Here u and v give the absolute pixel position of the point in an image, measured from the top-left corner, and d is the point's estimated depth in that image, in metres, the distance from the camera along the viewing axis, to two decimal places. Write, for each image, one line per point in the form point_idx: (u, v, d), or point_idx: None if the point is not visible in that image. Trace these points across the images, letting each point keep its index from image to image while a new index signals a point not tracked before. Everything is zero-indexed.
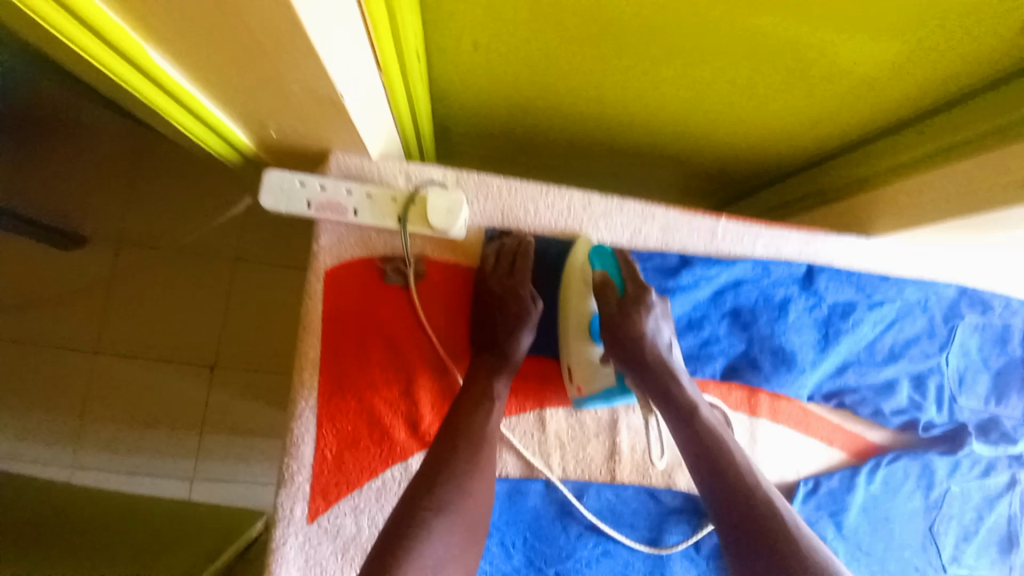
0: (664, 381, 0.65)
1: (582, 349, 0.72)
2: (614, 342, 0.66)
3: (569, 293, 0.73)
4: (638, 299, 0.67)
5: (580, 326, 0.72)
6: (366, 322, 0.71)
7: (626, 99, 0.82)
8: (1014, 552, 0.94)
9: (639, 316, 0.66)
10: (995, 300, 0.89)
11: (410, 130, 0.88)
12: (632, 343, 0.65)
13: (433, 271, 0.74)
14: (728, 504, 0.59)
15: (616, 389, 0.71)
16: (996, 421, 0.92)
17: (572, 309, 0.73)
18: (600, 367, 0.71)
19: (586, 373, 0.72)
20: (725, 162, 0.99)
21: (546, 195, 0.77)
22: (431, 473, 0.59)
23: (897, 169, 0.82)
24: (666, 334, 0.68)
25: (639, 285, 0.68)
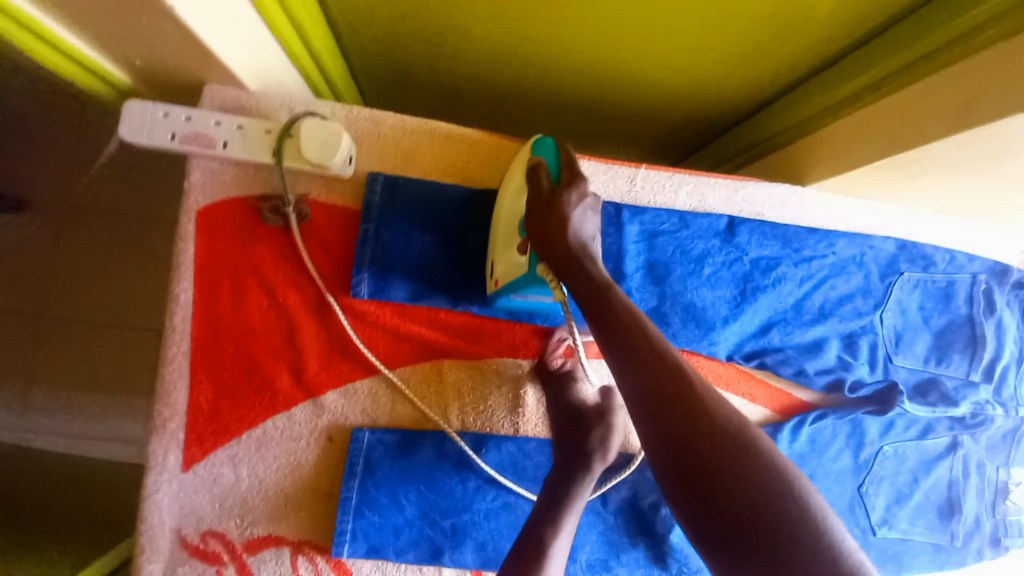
0: (580, 266, 0.50)
1: (506, 244, 0.64)
2: (534, 227, 0.54)
3: (507, 186, 0.65)
4: (571, 184, 0.54)
5: (509, 223, 0.63)
6: (244, 267, 0.66)
7: (538, 35, 0.75)
8: (956, 519, 0.87)
9: (566, 198, 0.53)
10: (936, 255, 0.84)
11: (315, 74, 0.80)
12: (551, 226, 0.52)
13: (319, 215, 0.68)
14: (687, 479, 0.39)
15: (523, 276, 0.59)
16: (936, 381, 0.86)
17: (506, 206, 0.64)
18: (516, 260, 0.61)
19: (505, 265, 0.63)
20: (665, 113, 0.91)
21: (445, 139, 0.72)
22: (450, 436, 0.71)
23: (831, 108, 0.76)
24: (589, 231, 0.54)
25: (577, 172, 0.55)
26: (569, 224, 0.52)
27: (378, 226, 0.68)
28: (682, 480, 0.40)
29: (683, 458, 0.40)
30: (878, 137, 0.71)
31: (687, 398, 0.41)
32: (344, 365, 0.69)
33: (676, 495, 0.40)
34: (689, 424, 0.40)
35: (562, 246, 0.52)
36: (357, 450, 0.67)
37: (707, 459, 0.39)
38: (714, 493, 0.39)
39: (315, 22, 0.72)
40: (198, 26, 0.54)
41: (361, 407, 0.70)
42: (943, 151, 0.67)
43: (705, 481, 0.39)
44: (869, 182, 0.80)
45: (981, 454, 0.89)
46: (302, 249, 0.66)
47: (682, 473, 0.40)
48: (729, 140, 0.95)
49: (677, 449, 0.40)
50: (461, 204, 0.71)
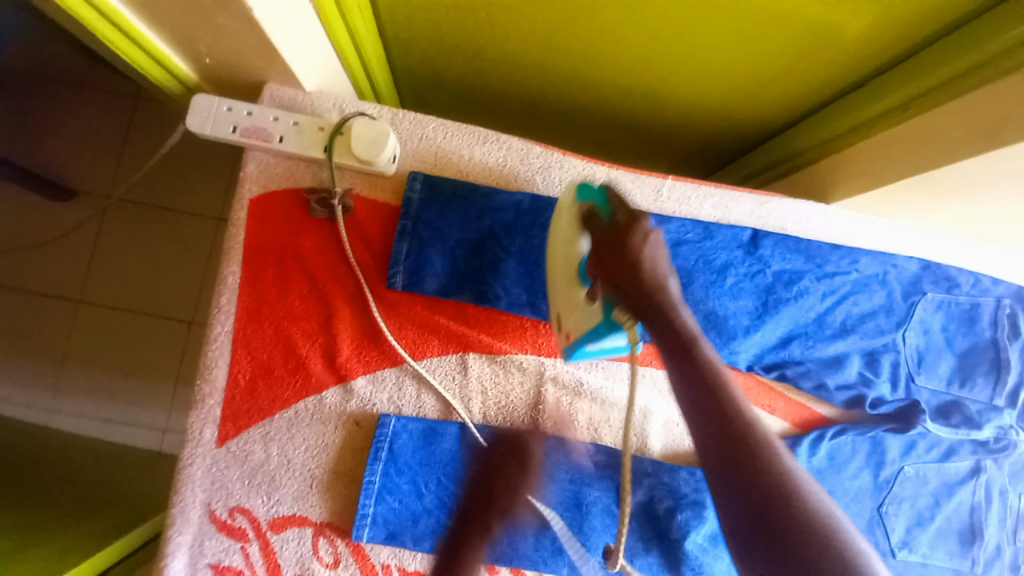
0: (659, 307, 0.59)
1: (570, 294, 0.62)
2: (610, 267, 0.59)
3: (558, 236, 0.66)
4: (632, 225, 0.60)
5: (568, 268, 0.63)
6: (288, 254, 0.70)
7: (575, 49, 0.80)
8: (978, 546, 0.85)
9: (634, 240, 0.60)
10: (961, 277, 0.84)
11: (362, 76, 0.86)
12: (627, 266, 0.59)
13: (361, 210, 0.72)
14: (728, 472, 0.55)
15: (602, 324, 0.57)
16: (958, 403, 0.85)
17: (561, 255, 0.64)
18: (587, 305, 0.59)
19: (575, 316, 0.60)
20: (692, 127, 0.94)
21: (483, 142, 0.77)
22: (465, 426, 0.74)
23: (861, 127, 0.78)
24: (663, 266, 0.62)
25: (631, 212, 0.62)
26: (644, 262, 0.60)
27: (416, 221, 0.72)
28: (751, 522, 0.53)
29: (752, 502, 0.53)
30: (905, 154, 0.73)
31: (750, 450, 0.56)
32: (375, 354, 0.71)
33: (723, 485, 0.55)
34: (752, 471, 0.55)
35: (640, 286, 0.59)
36: (382, 436, 0.69)
37: (774, 506, 0.53)
38: (778, 533, 0.52)
39: (366, 27, 0.78)
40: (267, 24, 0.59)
41: (389, 395, 0.71)
42: (971, 170, 0.68)
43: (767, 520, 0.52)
44: (891, 201, 0.82)
45: (1005, 481, 0.88)
46: (344, 240, 0.70)
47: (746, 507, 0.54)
48: (757, 155, 0.97)
49: (747, 495, 0.54)
50: (494, 204, 0.75)
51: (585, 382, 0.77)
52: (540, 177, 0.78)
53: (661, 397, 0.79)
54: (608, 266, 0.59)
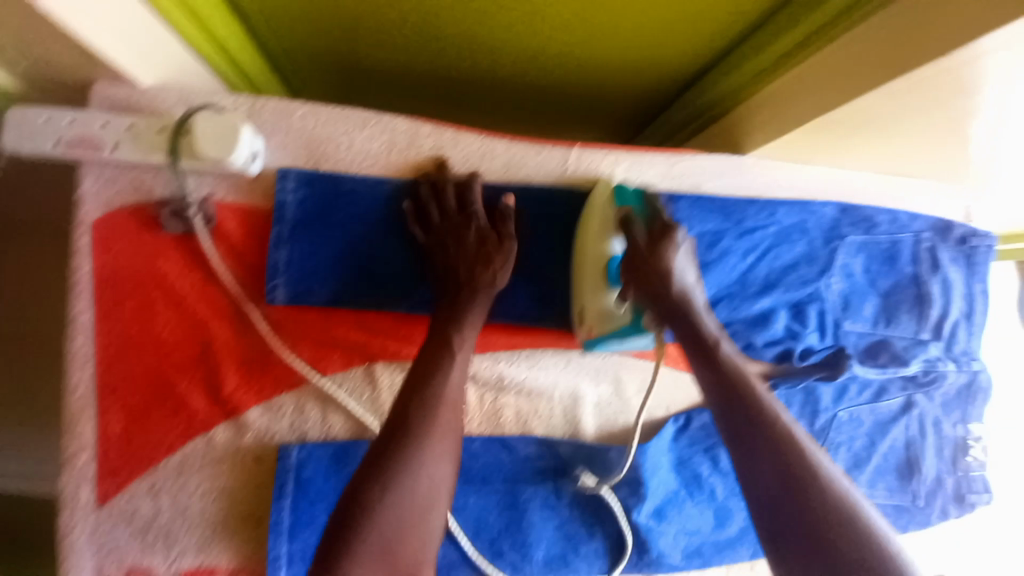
0: (688, 318, 0.60)
1: (598, 294, 0.65)
2: (640, 280, 0.59)
3: (588, 233, 0.67)
4: (665, 235, 0.59)
5: (595, 269, 0.65)
6: (146, 284, 0.61)
7: (459, 15, 0.73)
8: (914, 479, 0.87)
9: (666, 250, 0.59)
10: (878, 216, 0.84)
11: (219, 59, 0.73)
12: (657, 276, 0.59)
13: (228, 219, 0.62)
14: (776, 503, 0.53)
15: (630, 327, 0.63)
16: (886, 343, 0.86)
17: (587, 254, 0.67)
18: (615, 309, 0.64)
19: (602, 317, 0.65)
20: (608, 84, 0.88)
21: (362, 128, 0.66)
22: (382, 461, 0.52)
23: (764, 72, 0.75)
24: (689, 276, 0.61)
25: (666, 221, 0.60)
26: (670, 274, 0.59)
27: (293, 228, 0.63)
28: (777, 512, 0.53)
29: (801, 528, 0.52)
30: (807, 95, 0.71)
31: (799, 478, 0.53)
32: (263, 381, 0.63)
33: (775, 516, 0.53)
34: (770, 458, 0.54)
35: (666, 293, 0.59)
36: (285, 469, 0.62)
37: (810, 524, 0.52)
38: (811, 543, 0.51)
39: (214, 8, 0.67)
40: (67, 18, 0.50)
41: (289, 422, 0.64)
42: (870, 104, 0.67)
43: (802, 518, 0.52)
44: (804, 144, 0.80)
45: (937, 412, 0.89)
46: (212, 257, 0.60)
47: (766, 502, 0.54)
48: (673, 113, 0.93)
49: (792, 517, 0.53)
50: (384, 200, 0.66)
51: (508, 374, 0.72)
52: (433, 159, 0.69)
53: (591, 378, 0.75)
54: (644, 272, 0.59)
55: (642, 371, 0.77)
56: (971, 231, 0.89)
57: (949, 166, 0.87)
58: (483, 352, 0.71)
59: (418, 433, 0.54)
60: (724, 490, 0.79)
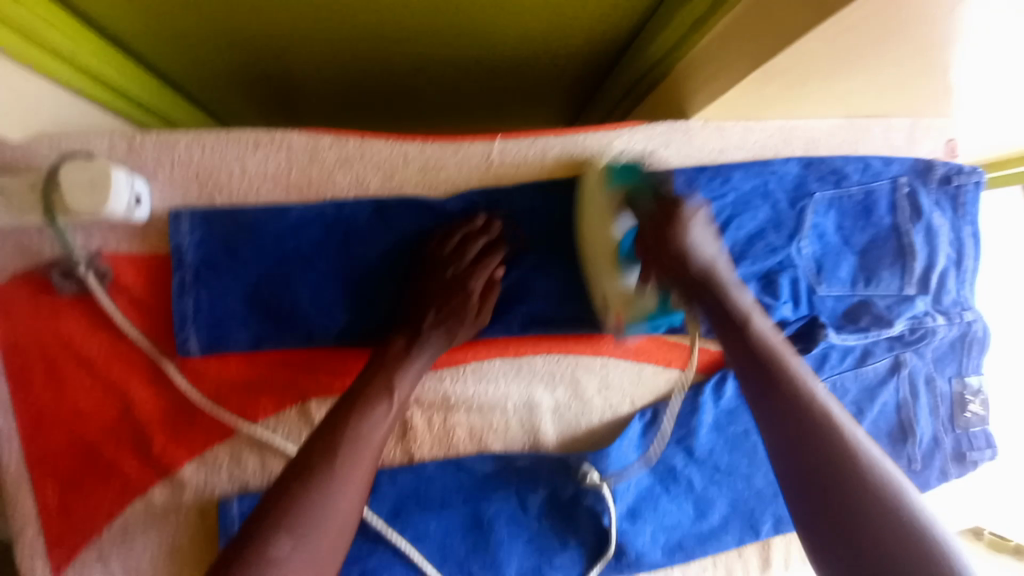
0: (714, 293, 0.55)
1: (613, 278, 0.62)
2: (659, 263, 0.56)
3: (590, 217, 0.64)
4: (674, 212, 0.56)
5: (607, 251, 0.62)
6: (53, 351, 0.58)
7: (352, 10, 0.67)
8: (909, 443, 0.82)
9: (679, 228, 0.55)
10: (847, 167, 0.77)
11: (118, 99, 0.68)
12: (671, 255, 0.55)
13: (125, 271, 0.59)
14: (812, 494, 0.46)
15: (655, 309, 0.62)
16: (867, 304, 0.79)
17: (596, 237, 0.63)
18: (638, 292, 0.61)
19: (625, 302, 0.63)
20: (539, 54, 0.81)
21: (254, 149, 0.61)
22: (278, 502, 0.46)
23: (696, 25, 0.66)
24: (711, 246, 0.57)
25: (671, 197, 0.57)
26: (692, 251, 0.55)
27: (195, 273, 0.59)
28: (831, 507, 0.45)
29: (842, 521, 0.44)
30: (739, 49, 0.61)
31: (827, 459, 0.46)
32: (191, 434, 0.61)
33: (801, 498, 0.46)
34: (816, 450, 0.47)
35: (690, 272, 0.55)
36: (228, 521, 0.60)
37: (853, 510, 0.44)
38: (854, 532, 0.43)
39: (84, 43, 0.60)
40: None
41: (228, 472, 0.62)
42: (816, 47, 0.56)
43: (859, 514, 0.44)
44: (756, 100, 0.70)
45: (929, 369, 0.83)
46: (115, 314, 0.57)
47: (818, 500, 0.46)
48: (613, 83, 0.89)
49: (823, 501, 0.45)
50: (287, 228, 0.61)
51: (454, 393, 0.68)
52: (338, 173, 0.64)
53: (546, 384, 0.71)
54: (653, 252, 0.56)
55: (600, 368, 0.73)
56: (955, 168, 0.81)
57: (938, 97, 0.75)
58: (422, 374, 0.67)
59: (320, 469, 0.49)
60: (702, 480, 0.76)
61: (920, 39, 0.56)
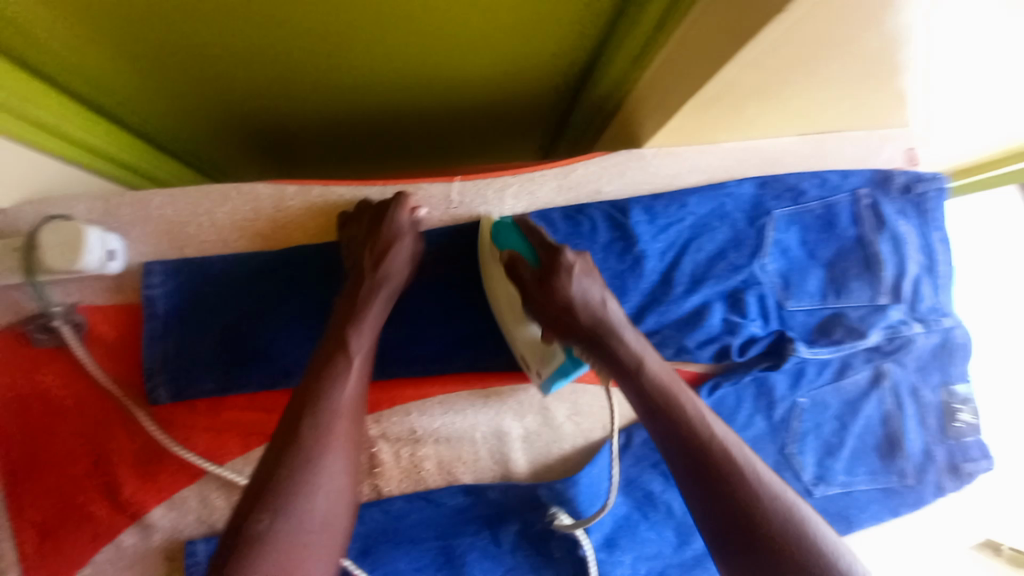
0: (607, 343, 0.51)
1: (523, 330, 0.62)
2: (549, 317, 0.53)
3: (494, 282, 0.64)
4: (552, 264, 0.53)
5: (512, 309, 0.62)
6: (31, 398, 0.60)
7: (320, 74, 0.73)
8: (899, 458, 0.80)
9: (560, 281, 0.52)
10: (804, 183, 0.79)
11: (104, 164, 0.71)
12: (557, 309, 0.52)
13: (99, 321, 0.62)
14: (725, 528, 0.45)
15: (566, 363, 0.57)
16: (839, 316, 0.78)
17: (501, 298, 0.63)
18: (547, 347, 0.59)
19: (539, 356, 0.60)
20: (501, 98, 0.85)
21: (223, 202, 0.65)
22: (258, 495, 0.44)
23: (638, 59, 0.70)
24: (597, 293, 0.53)
25: (550, 246, 0.55)
26: (575, 307, 0.52)
27: (165, 322, 0.61)
28: (730, 531, 0.45)
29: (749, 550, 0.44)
30: (674, 81, 0.64)
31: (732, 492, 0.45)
32: (165, 477, 0.63)
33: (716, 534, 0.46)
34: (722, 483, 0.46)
35: (576, 321, 0.52)
36: (195, 566, 0.61)
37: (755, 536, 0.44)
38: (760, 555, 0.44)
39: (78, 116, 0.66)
40: None
41: (198, 514, 0.63)
42: (742, 76, 0.57)
43: (740, 517, 0.44)
44: (701, 124, 0.71)
45: (913, 378, 0.81)
46: (87, 361, 0.59)
47: (699, 492, 0.46)
48: (575, 116, 0.92)
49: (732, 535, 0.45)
50: (255, 274, 0.63)
51: (421, 426, 0.68)
52: (302, 220, 0.67)
53: (514, 412, 0.71)
54: (540, 301, 0.54)
55: (570, 395, 0.73)
56: (914, 176, 0.81)
57: (888, 111, 0.77)
58: (390, 410, 0.67)
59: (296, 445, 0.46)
60: (682, 504, 0.74)
61: (851, 58, 0.57)
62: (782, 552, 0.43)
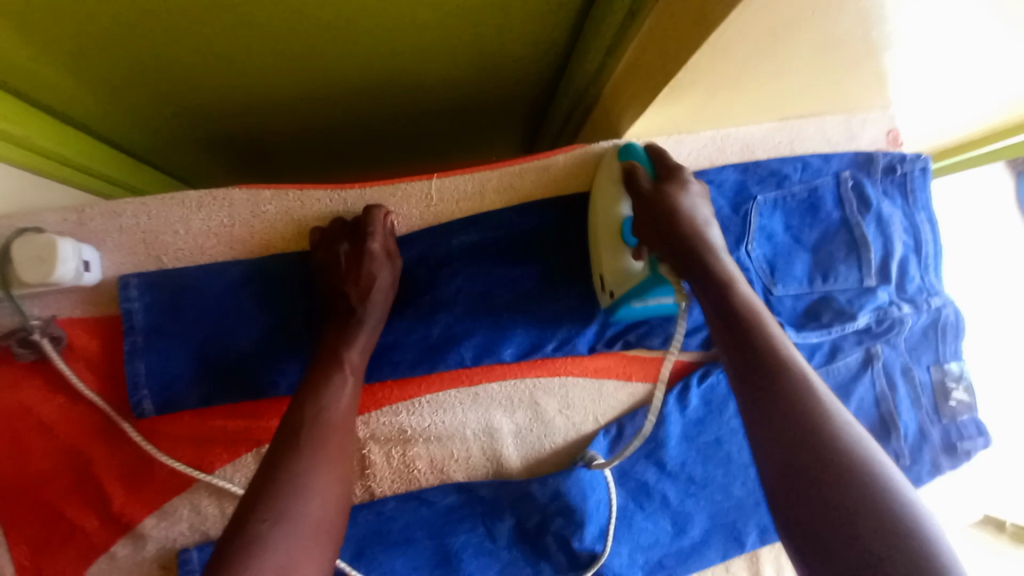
0: (702, 258, 0.54)
1: (615, 250, 0.63)
2: (653, 230, 0.57)
3: (599, 201, 0.67)
4: (674, 178, 0.60)
5: (610, 229, 0.64)
6: (13, 415, 0.60)
7: (294, 77, 0.72)
8: (894, 438, 0.80)
9: (673, 191, 0.59)
10: (785, 168, 0.79)
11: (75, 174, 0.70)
12: (664, 221, 0.56)
13: (79, 335, 0.62)
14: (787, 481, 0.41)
15: (649, 278, 0.59)
16: (827, 299, 0.78)
17: (601, 218, 0.65)
18: (634, 264, 0.61)
19: (618, 274, 0.63)
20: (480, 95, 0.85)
21: (199, 209, 0.65)
22: (262, 493, 0.46)
23: (611, 50, 0.70)
24: (704, 215, 0.58)
25: (670, 167, 0.61)
26: (682, 214, 0.56)
27: (146, 333, 0.61)
28: (792, 481, 0.41)
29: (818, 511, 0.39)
30: (647, 70, 0.64)
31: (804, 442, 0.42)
32: (154, 487, 0.63)
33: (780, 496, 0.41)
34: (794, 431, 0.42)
35: (684, 241, 0.55)
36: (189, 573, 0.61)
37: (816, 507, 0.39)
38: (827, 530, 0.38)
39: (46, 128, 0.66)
40: None
41: (189, 523, 0.63)
42: (714, 61, 0.57)
43: (808, 468, 0.41)
44: (677, 114, 0.72)
45: (904, 358, 0.81)
46: (70, 375, 0.59)
47: (768, 438, 0.43)
48: (555, 110, 0.92)
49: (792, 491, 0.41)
50: (236, 282, 0.64)
51: (410, 426, 0.68)
52: (280, 224, 0.67)
53: (504, 408, 0.71)
54: (655, 223, 0.57)
55: (559, 389, 0.72)
56: (897, 157, 0.81)
57: (868, 93, 0.76)
58: (380, 412, 0.67)
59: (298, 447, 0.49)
60: (676, 494, 0.74)
61: (825, 40, 0.56)
62: (855, 526, 0.38)
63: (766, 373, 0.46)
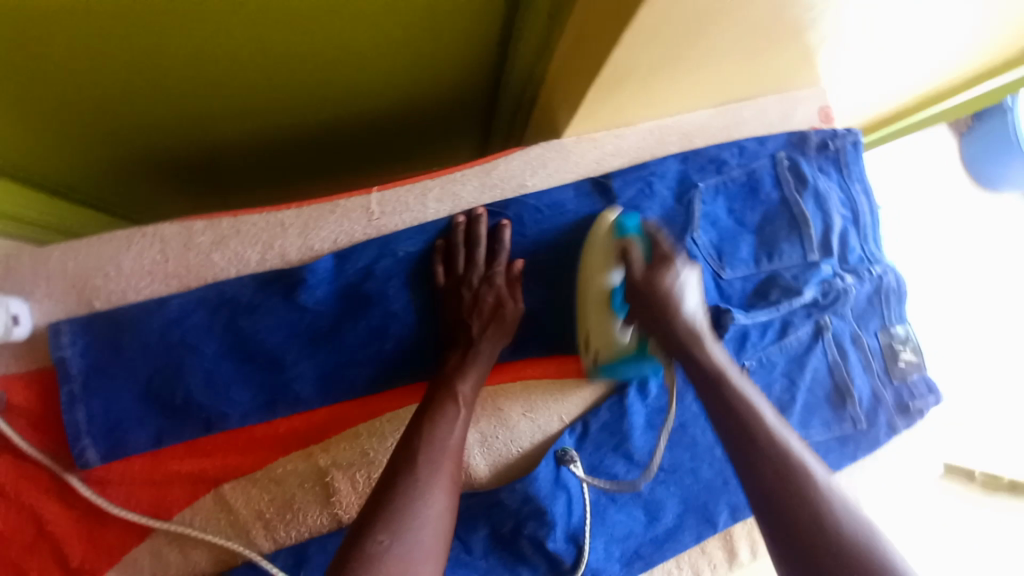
0: (692, 348, 0.56)
1: (601, 323, 0.65)
2: (644, 314, 0.59)
3: (588, 265, 0.67)
4: (665, 263, 0.60)
5: (599, 299, 0.65)
6: None
7: (219, 105, 0.70)
8: (849, 405, 0.83)
9: (668, 278, 0.59)
10: (724, 153, 0.81)
11: None
12: (658, 309, 0.58)
13: (13, 391, 0.59)
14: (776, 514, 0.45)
15: (636, 352, 0.64)
16: (774, 278, 0.80)
17: (589, 286, 0.66)
18: (621, 335, 0.64)
19: (606, 345, 0.65)
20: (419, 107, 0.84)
21: (130, 247, 0.63)
22: (383, 511, 0.48)
23: (541, 51, 0.71)
24: (694, 305, 0.60)
25: (663, 250, 0.61)
26: (675, 304, 0.58)
27: (84, 381, 0.59)
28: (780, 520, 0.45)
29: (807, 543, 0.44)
30: (572, 70, 0.64)
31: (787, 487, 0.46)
32: (112, 538, 0.61)
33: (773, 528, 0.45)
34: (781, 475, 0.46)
35: (675, 330, 0.57)
36: None
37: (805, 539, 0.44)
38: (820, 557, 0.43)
39: None
40: None
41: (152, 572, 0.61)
42: (634, 57, 0.57)
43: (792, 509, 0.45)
44: (610, 110, 0.72)
45: (852, 326, 0.84)
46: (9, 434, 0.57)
47: (761, 483, 0.47)
48: (498, 112, 0.92)
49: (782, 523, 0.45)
50: (172, 319, 0.61)
51: (372, 449, 0.66)
52: (218, 254, 0.65)
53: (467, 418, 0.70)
54: (648, 309, 0.58)
55: (521, 392, 0.73)
56: (828, 134, 0.85)
57: (794, 73, 0.79)
58: (341, 436, 0.66)
59: (410, 471, 0.51)
60: (647, 483, 0.75)
61: (738, 27, 0.57)
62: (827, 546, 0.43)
63: (754, 446, 0.48)
